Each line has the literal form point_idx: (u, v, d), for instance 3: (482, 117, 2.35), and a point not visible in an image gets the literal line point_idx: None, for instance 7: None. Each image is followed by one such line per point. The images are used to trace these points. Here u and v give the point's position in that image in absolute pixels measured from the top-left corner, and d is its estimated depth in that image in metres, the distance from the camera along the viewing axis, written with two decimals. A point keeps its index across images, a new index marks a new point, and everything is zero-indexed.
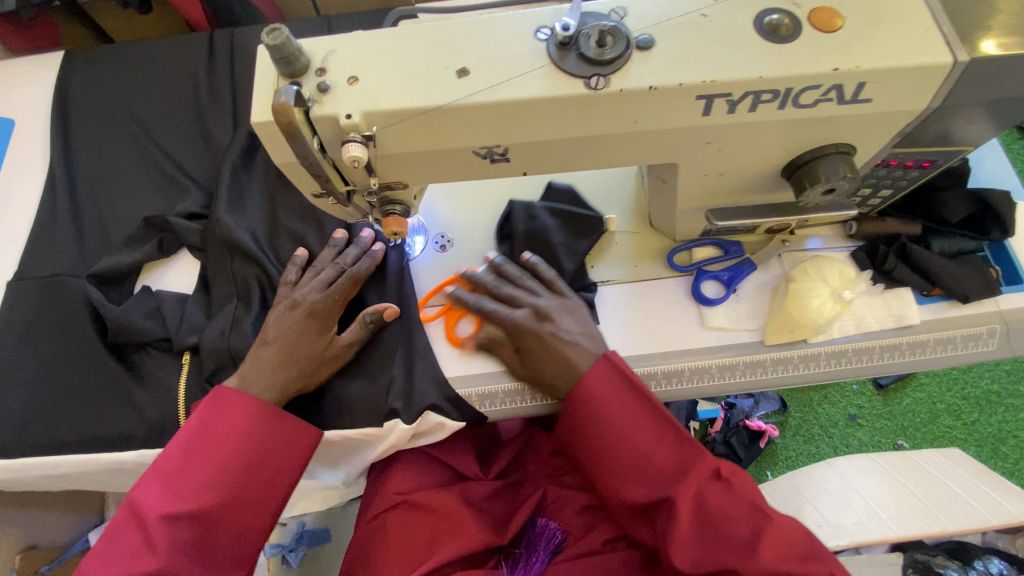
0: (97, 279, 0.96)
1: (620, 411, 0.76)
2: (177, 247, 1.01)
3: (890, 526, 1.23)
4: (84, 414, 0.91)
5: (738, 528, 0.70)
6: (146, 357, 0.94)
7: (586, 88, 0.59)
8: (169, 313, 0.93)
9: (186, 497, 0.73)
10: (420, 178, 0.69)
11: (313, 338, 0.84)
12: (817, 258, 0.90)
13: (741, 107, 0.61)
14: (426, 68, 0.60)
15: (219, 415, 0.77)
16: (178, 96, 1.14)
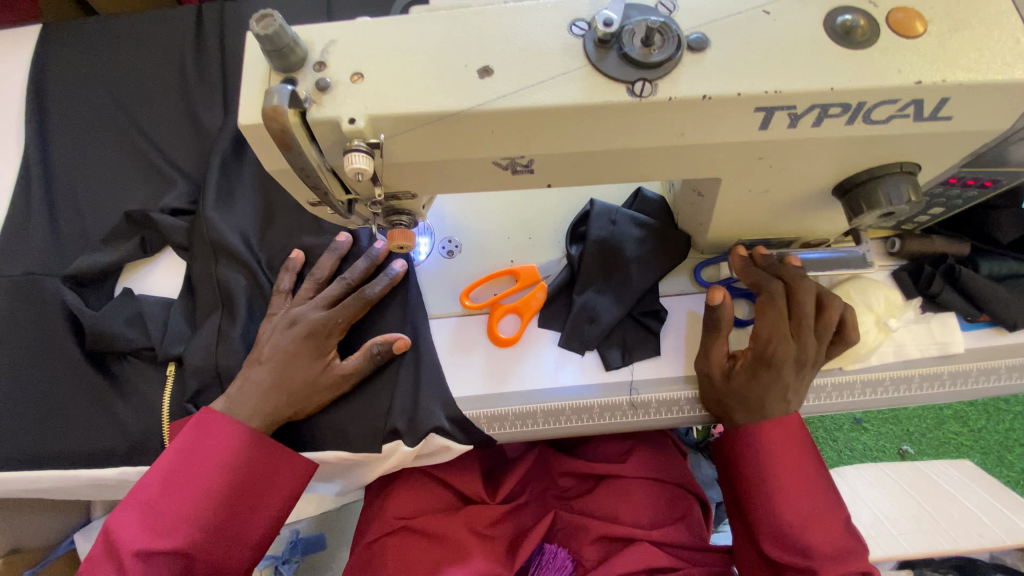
0: (73, 280, 0.89)
1: (783, 459, 0.73)
2: (161, 245, 0.93)
3: (901, 542, 1.16)
4: (62, 427, 0.84)
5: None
6: (129, 366, 0.87)
7: (630, 95, 0.51)
8: (152, 319, 0.85)
9: (164, 531, 0.67)
10: (430, 188, 0.61)
11: (309, 361, 0.78)
12: (860, 279, 0.83)
13: (805, 121, 0.54)
14: (443, 65, 0.51)
15: (203, 442, 0.72)
16: (164, 76, 1.05)
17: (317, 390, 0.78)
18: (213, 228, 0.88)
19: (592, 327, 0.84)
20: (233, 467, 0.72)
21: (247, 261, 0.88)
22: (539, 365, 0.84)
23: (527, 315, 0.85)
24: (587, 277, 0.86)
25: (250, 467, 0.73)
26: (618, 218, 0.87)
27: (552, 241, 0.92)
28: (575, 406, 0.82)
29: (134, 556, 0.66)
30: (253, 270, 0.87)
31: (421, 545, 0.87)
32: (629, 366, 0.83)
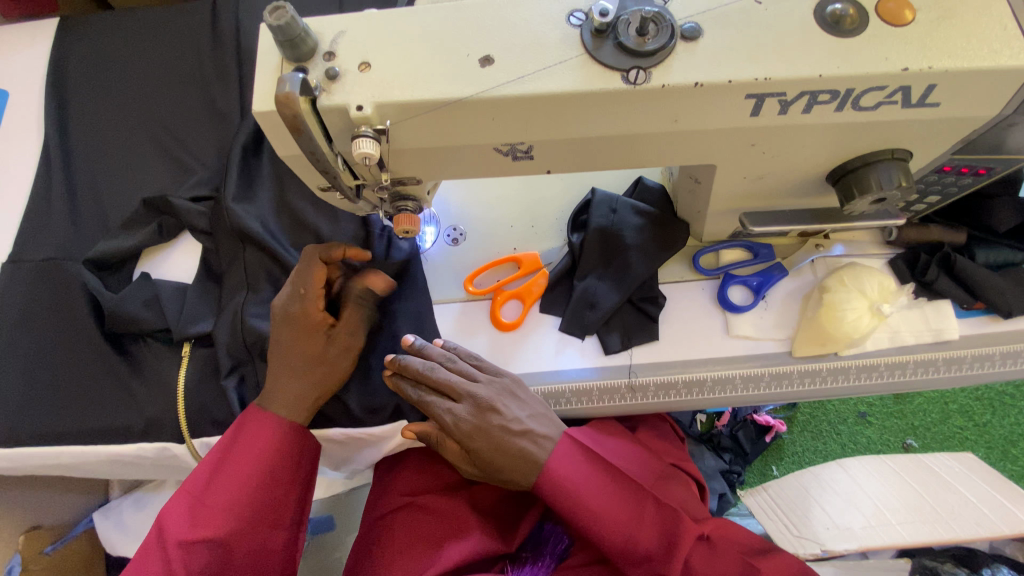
0: (95, 264, 0.92)
1: (616, 507, 0.77)
2: (179, 230, 0.97)
3: (900, 531, 1.18)
4: (83, 404, 0.88)
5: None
6: (146, 347, 0.91)
7: (624, 82, 0.53)
8: (168, 302, 0.89)
9: (208, 521, 0.70)
10: (434, 174, 0.63)
11: (305, 342, 0.76)
12: (854, 266, 0.84)
13: (795, 108, 0.55)
14: (447, 54, 0.54)
15: (241, 434, 0.74)
16: (180, 69, 1.08)
17: (329, 359, 0.77)
18: (236, 217, 0.90)
19: (592, 312, 0.87)
20: (269, 459, 0.73)
21: (270, 245, 0.89)
22: (541, 348, 0.86)
23: (529, 300, 0.87)
24: (588, 264, 0.89)
25: (284, 458, 0.74)
26: (618, 206, 0.89)
27: (553, 229, 0.94)
28: (575, 388, 0.84)
29: (180, 545, 0.69)
30: (278, 256, 0.88)
31: (426, 520, 0.90)
32: (628, 350, 0.86)
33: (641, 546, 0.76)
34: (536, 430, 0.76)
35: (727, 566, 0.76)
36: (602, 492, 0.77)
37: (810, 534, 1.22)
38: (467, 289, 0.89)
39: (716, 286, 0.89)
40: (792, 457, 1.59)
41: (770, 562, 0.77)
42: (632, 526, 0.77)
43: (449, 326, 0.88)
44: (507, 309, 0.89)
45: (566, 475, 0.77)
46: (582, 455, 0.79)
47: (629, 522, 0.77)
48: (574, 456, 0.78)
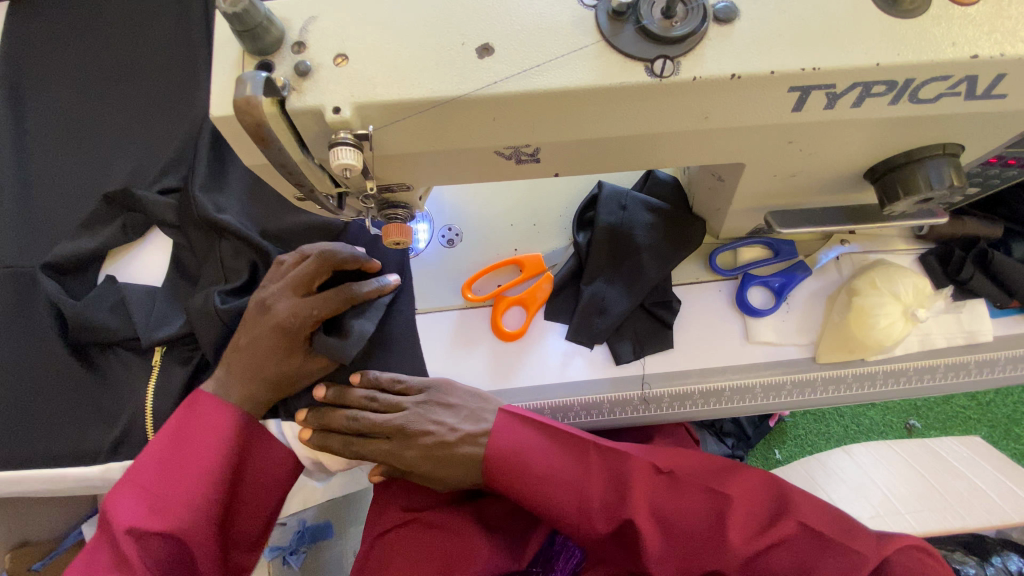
0: (53, 269, 0.85)
1: (557, 462, 0.69)
2: (146, 226, 0.88)
3: (909, 521, 1.11)
4: (51, 425, 0.81)
5: (697, 518, 0.67)
6: (114, 358, 0.83)
7: (648, 74, 0.45)
8: (135, 306, 0.81)
9: (161, 512, 0.63)
10: (425, 180, 0.55)
11: (285, 354, 0.71)
12: (886, 266, 0.78)
13: (844, 101, 0.48)
14: (436, 43, 0.46)
15: (195, 423, 0.68)
16: (142, 52, 0.97)
17: (298, 380, 0.73)
18: (203, 208, 0.82)
19: (601, 319, 0.80)
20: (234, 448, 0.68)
21: (246, 234, 0.81)
22: (546, 360, 0.80)
23: (533, 307, 0.81)
24: (595, 267, 0.82)
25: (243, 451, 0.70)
26: (628, 202, 0.82)
27: (558, 228, 0.87)
28: (584, 401, 0.78)
29: (129, 535, 0.62)
30: (254, 243, 0.81)
31: (438, 542, 0.83)
32: (641, 359, 0.79)
33: (597, 500, 0.68)
34: (473, 431, 0.70)
35: (696, 497, 0.68)
36: (542, 451, 0.69)
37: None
38: (466, 296, 0.82)
39: (733, 287, 0.82)
40: (795, 441, 1.54)
41: (740, 485, 0.69)
42: (585, 479, 0.69)
43: (450, 339, 0.81)
44: (512, 316, 0.82)
45: (504, 434, 0.70)
46: (522, 414, 0.72)
47: (582, 476, 0.69)
48: (509, 419, 0.71)
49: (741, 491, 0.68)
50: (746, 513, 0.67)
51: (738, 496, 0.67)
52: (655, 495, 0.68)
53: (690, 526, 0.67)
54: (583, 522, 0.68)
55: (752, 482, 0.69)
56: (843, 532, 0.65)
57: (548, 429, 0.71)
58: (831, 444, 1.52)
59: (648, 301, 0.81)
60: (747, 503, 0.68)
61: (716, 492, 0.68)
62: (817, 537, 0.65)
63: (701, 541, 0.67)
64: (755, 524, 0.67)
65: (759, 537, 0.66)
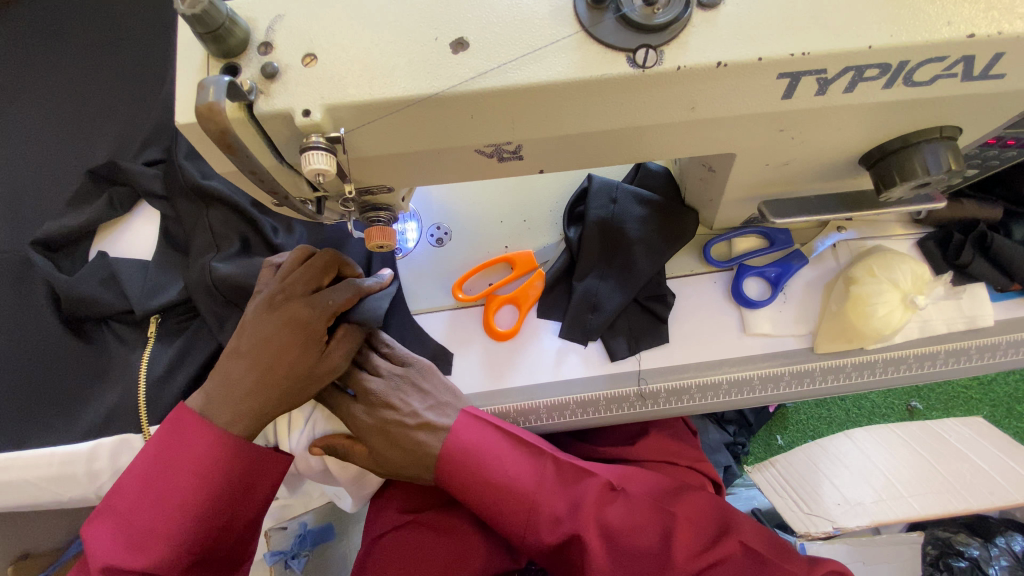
0: (42, 245, 0.82)
1: (516, 470, 0.68)
2: (133, 201, 0.86)
3: (912, 504, 1.10)
4: (27, 427, 0.77)
5: (647, 535, 0.66)
6: (110, 333, 0.81)
7: (631, 65, 0.43)
8: (128, 279, 0.79)
9: (138, 546, 0.59)
10: (406, 181, 0.54)
11: (300, 351, 0.66)
12: (883, 253, 0.76)
13: (835, 86, 0.46)
14: (408, 40, 0.44)
15: (175, 449, 0.62)
16: (121, 54, 0.95)
17: (312, 381, 0.67)
18: (190, 175, 0.80)
19: (595, 315, 0.78)
20: (215, 479, 0.62)
21: (236, 200, 0.80)
22: (540, 358, 0.79)
23: (525, 304, 0.79)
24: (587, 263, 0.80)
25: (227, 480, 0.63)
26: (619, 195, 0.80)
27: (549, 223, 0.85)
28: (579, 399, 0.77)
29: (103, 573, 0.58)
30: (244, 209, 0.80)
31: (438, 543, 0.82)
32: (637, 355, 0.78)
33: (553, 512, 0.66)
34: (435, 422, 0.70)
35: (647, 514, 0.68)
36: (501, 459, 0.68)
37: (820, 510, 1.12)
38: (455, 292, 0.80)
39: (729, 279, 0.81)
40: (797, 426, 1.54)
41: (688, 505, 0.69)
42: (542, 491, 0.67)
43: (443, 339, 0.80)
44: (504, 314, 0.81)
45: (465, 443, 0.69)
46: (487, 424, 0.71)
47: (539, 488, 0.67)
48: (475, 425, 0.70)
49: (689, 512, 0.68)
50: (693, 531, 0.67)
51: (683, 514, 0.68)
52: (608, 511, 0.67)
53: (639, 544, 0.66)
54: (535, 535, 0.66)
55: (701, 505, 0.69)
56: (780, 552, 0.67)
57: (511, 438, 0.70)
58: (832, 428, 1.51)
59: (643, 295, 0.79)
60: (692, 520, 0.67)
61: (664, 510, 0.68)
62: (756, 558, 0.65)
63: (648, 561, 0.65)
64: (700, 542, 0.66)
65: (704, 555, 0.65)
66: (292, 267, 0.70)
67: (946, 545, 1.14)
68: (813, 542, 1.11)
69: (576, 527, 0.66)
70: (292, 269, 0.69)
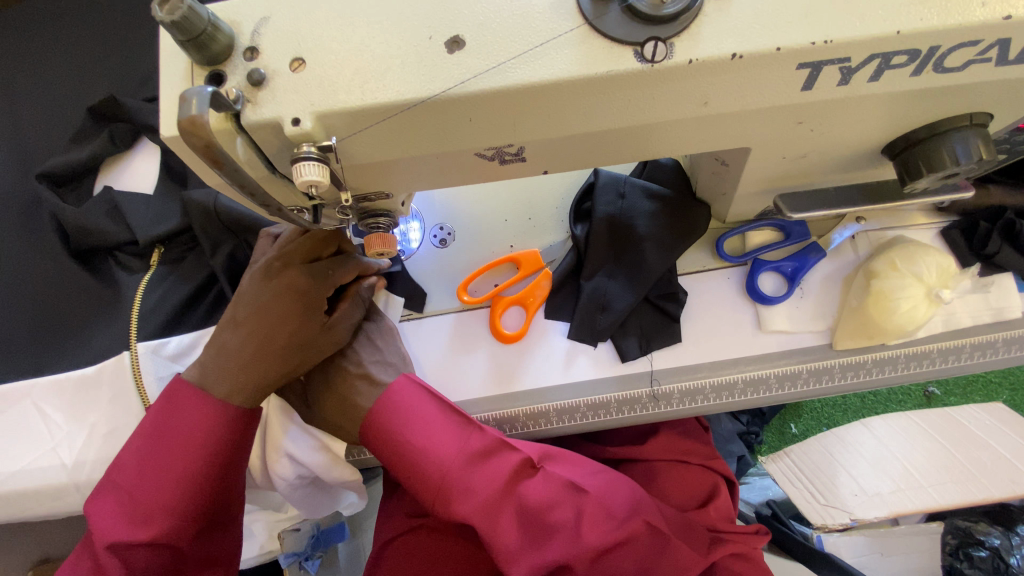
0: (48, 179, 0.81)
1: (438, 437, 0.64)
2: (133, 137, 0.85)
3: (931, 495, 1.08)
4: (37, 359, 0.77)
5: (562, 513, 0.63)
6: (116, 264, 0.81)
7: (639, 59, 0.40)
8: (131, 210, 0.79)
9: (142, 521, 0.58)
10: (404, 188, 0.52)
11: (302, 321, 0.65)
12: (905, 246, 0.73)
13: (860, 75, 0.43)
14: (402, 40, 0.41)
15: (172, 422, 0.61)
16: (111, 45, 0.91)
17: (313, 351, 0.67)
18: None
19: (605, 315, 0.76)
20: (213, 451, 0.61)
21: None
22: (549, 359, 0.77)
23: (532, 307, 0.77)
24: (595, 261, 0.78)
25: (227, 450, 0.62)
26: (627, 190, 0.77)
27: (554, 220, 0.83)
28: (590, 401, 0.75)
29: (109, 549, 0.57)
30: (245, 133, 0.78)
31: (442, 542, 0.80)
32: (648, 355, 0.76)
33: (469, 486, 0.62)
34: (378, 377, 0.70)
35: (562, 493, 0.64)
36: (423, 426, 0.65)
37: (837, 501, 1.11)
38: (461, 296, 0.78)
39: (743, 274, 0.78)
40: (812, 414, 1.51)
41: (604, 488, 0.66)
42: (463, 463, 0.63)
43: (448, 345, 0.78)
44: (510, 316, 0.79)
45: (391, 406, 0.66)
46: (423, 390, 0.68)
47: (460, 459, 0.63)
48: (408, 392, 0.67)
49: (604, 494, 0.66)
50: (608, 515, 0.64)
51: (598, 494, 0.65)
52: (523, 487, 0.63)
53: (554, 522, 0.62)
54: (448, 508, 0.62)
55: (619, 490, 0.67)
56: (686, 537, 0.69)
57: (439, 406, 0.67)
58: (848, 415, 1.48)
59: (656, 292, 0.77)
60: (608, 503, 0.65)
61: (582, 492, 0.65)
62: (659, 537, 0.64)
63: (559, 539, 0.62)
64: (614, 525, 0.63)
65: (613, 538, 0.62)
66: (292, 236, 0.68)
67: (966, 534, 1.10)
68: (830, 534, 1.10)
69: (490, 502, 0.62)
70: (291, 236, 0.67)
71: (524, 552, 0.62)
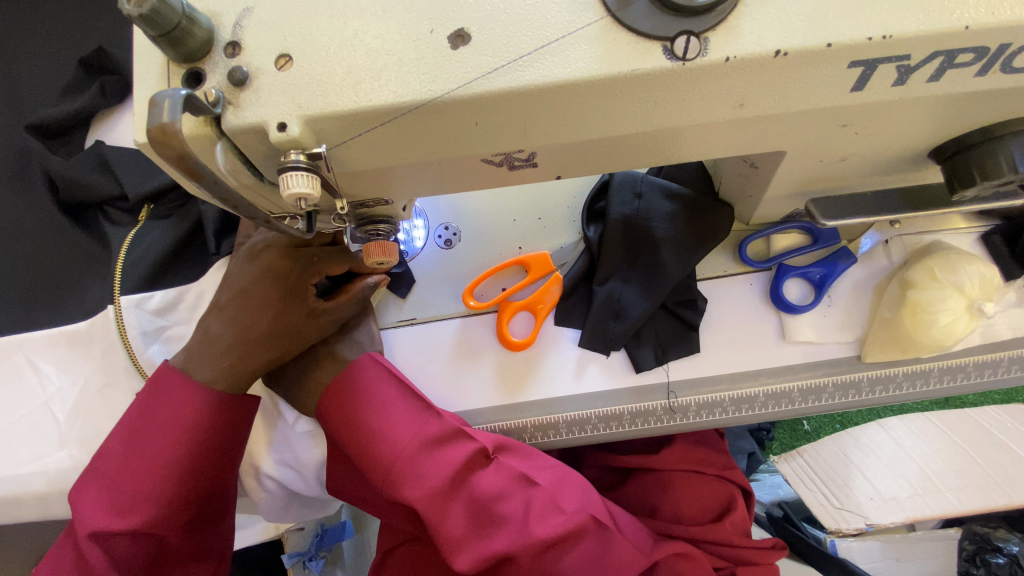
0: (37, 130, 0.77)
1: (393, 420, 0.63)
2: (125, 91, 0.80)
3: (950, 499, 1.00)
4: (29, 312, 0.74)
5: (509, 504, 0.62)
6: (105, 218, 0.77)
7: (667, 56, 0.35)
8: (121, 165, 0.75)
9: (125, 509, 0.55)
10: (403, 195, 0.47)
11: (282, 306, 0.62)
12: (945, 254, 0.67)
13: (918, 75, 0.38)
14: (400, 34, 0.36)
15: (160, 406, 0.58)
16: (93, 19, 0.85)
17: (299, 339, 0.63)
18: None
19: (618, 323, 0.72)
20: (202, 436, 0.58)
21: None
22: (558, 369, 0.73)
23: (541, 313, 0.73)
24: (609, 265, 0.73)
25: (217, 437, 0.59)
26: (644, 189, 0.72)
27: (565, 221, 0.78)
28: (601, 414, 0.71)
29: (91, 538, 0.54)
30: None
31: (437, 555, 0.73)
32: (664, 366, 0.72)
33: (421, 471, 0.61)
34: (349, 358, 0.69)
35: (513, 483, 0.64)
36: (380, 408, 0.63)
37: (851, 503, 1.03)
38: (467, 300, 0.74)
39: (767, 280, 0.73)
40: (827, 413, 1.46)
41: (554, 481, 0.66)
42: (415, 447, 0.62)
43: (451, 352, 0.74)
44: (518, 321, 0.75)
45: (350, 385, 0.64)
46: (383, 371, 0.66)
47: (413, 443, 0.62)
48: (367, 372, 0.65)
49: (553, 488, 0.65)
50: (555, 509, 0.64)
51: (547, 487, 0.65)
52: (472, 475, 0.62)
53: (500, 512, 0.61)
54: (395, 492, 0.60)
55: (567, 484, 0.67)
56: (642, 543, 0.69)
57: (400, 389, 0.65)
58: (864, 415, 1.44)
59: (674, 298, 0.72)
60: (556, 496, 0.64)
61: (531, 484, 0.64)
62: (602, 533, 0.64)
63: (504, 529, 0.61)
64: (561, 520, 0.63)
65: (558, 531, 0.62)
66: None
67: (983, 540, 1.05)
68: (844, 539, 1.05)
69: (442, 489, 0.60)
70: None
71: (468, 540, 0.61)
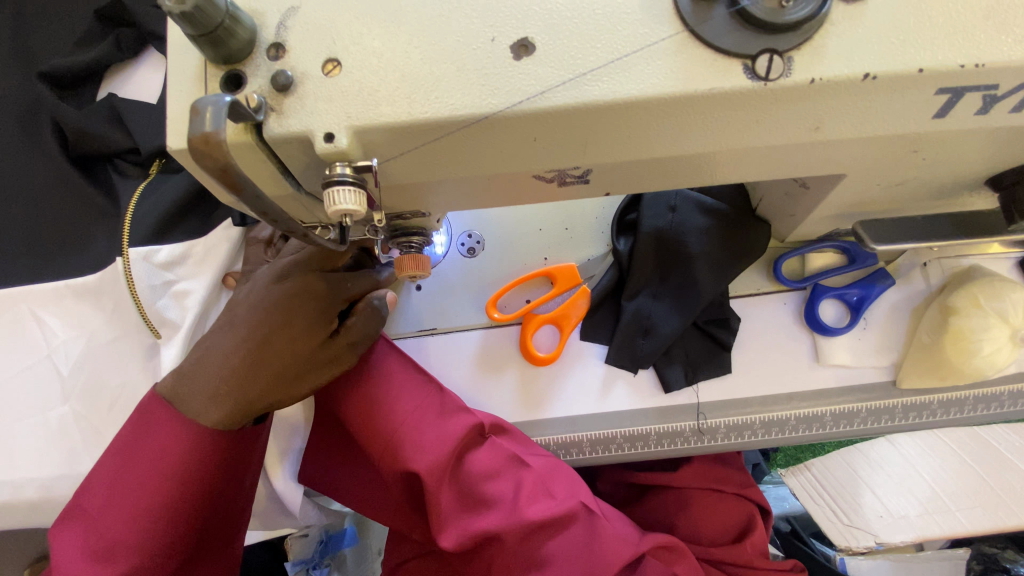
0: (48, 78, 0.73)
1: (393, 393, 0.63)
2: (141, 44, 0.77)
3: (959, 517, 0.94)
4: (36, 265, 0.71)
5: (499, 484, 0.61)
6: (116, 172, 0.74)
7: (749, 75, 0.33)
8: (133, 116, 0.71)
9: (104, 559, 0.50)
10: (442, 208, 0.45)
11: (306, 335, 0.55)
12: (987, 280, 0.65)
13: (1003, 105, 0.36)
14: (458, 41, 0.34)
15: (142, 444, 0.52)
16: None
17: (316, 367, 0.57)
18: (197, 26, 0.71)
19: (646, 340, 0.70)
20: (185, 481, 0.51)
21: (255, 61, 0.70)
22: (583, 385, 0.71)
23: (566, 326, 0.71)
24: (639, 280, 0.71)
25: (203, 480, 0.53)
26: (678, 203, 0.70)
27: (593, 233, 0.76)
28: (627, 433, 0.69)
29: None
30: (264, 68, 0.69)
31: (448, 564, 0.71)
32: (693, 386, 0.70)
33: (415, 442, 0.60)
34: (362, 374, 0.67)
35: (505, 462, 0.62)
36: (382, 382, 0.63)
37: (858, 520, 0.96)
38: (490, 312, 0.71)
39: (801, 300, 0.71)
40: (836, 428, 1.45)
41: (549, 466, 0.64)
42: (414, 418, 0.61)
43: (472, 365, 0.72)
44: (543, 336, 0.73)
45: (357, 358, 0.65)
46: (393, 348, 0.66)
47: (411, 416, 0.62)
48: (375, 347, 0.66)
49: (546, 473, 0.63)
50: (545, 495, 0.61)
51: (540, 471, 0.62)
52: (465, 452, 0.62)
53: (488, 491, 0.61)
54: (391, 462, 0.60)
55: (562, 471, 0.64)
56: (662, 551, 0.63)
57: (405, 364, 0.65)
58: None
59: (706, 316, 0.70)
60: (548, 482, 0.62)
61: (523, 465, 0.62)
62: (591, 525, 0.61)
63: (491, 507, 0.60)
64: (550, 505, 0.61)
65: (546, 514, 0.60)
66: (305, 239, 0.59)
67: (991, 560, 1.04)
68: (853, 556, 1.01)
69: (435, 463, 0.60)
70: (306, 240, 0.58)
71: (455, 515, 0.60)
